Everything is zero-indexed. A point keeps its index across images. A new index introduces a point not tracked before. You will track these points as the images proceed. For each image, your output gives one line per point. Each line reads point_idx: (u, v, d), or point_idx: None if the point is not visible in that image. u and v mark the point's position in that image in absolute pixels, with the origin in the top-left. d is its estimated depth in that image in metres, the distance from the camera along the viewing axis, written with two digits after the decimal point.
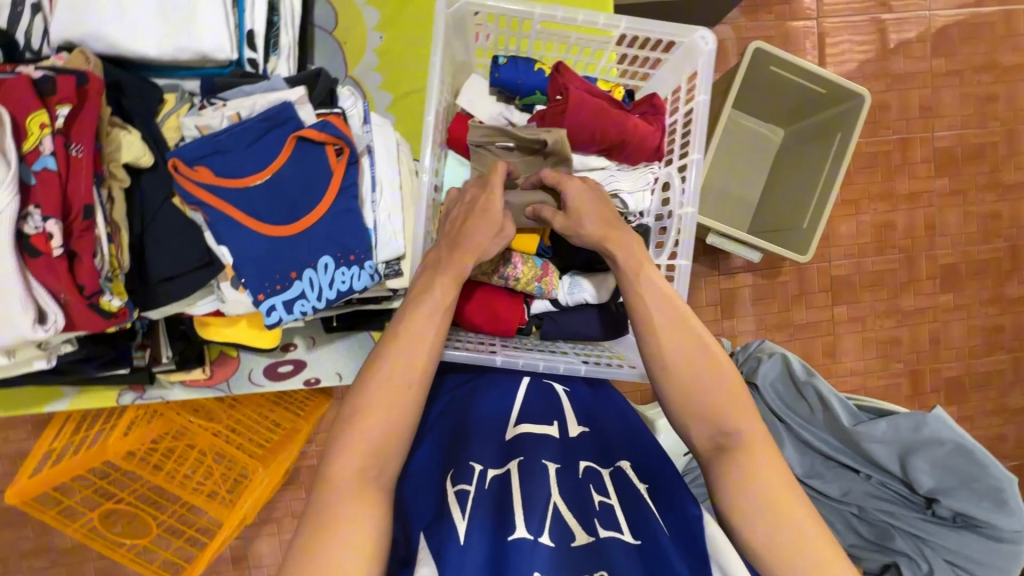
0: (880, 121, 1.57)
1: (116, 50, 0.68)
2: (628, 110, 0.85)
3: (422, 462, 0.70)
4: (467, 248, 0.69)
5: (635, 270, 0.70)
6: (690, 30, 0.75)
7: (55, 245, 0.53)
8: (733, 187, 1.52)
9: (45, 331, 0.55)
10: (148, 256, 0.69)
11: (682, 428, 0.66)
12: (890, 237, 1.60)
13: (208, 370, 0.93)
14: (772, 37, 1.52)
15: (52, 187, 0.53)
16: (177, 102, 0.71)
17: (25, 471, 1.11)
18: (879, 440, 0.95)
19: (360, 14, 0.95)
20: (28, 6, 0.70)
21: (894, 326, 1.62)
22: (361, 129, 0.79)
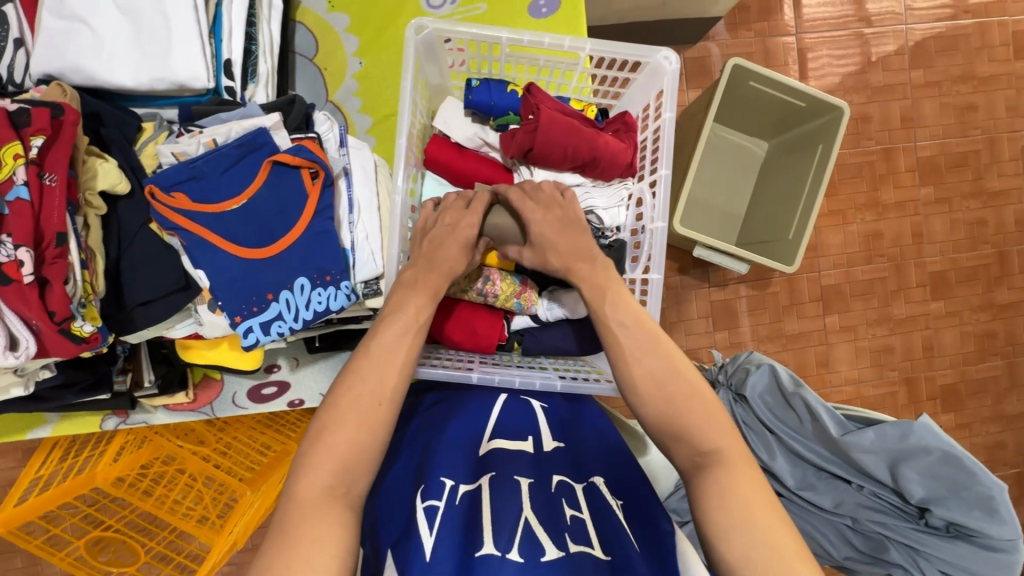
0: (862, 132, 1.60)
1: (96, 83, 0.70)
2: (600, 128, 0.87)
3: (395, 478, 0.71)
4: None
5: (602, 281, 0.72)
6: (654, 51, 0.77)
7: (26, 273, 0.54)
8: (718, 200, 1.53)
9: (16, 358, 0.56)
10: (124, 281, 0.69)
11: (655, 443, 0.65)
12: (878, 246, 1.61)
13: (191, 395, 0.93)
14: (753, 53, 1.55)
15: (25, 215, 0.54)
16: (156, 129, 0.73)
17: (11, 498, 1.10)
18: (868, 449, 0.91)
19: (339, 41, 0.98)
20: (11, 41, 0.72)
21: (886, 335, 1.62)
22: (337, 151, 0.80)
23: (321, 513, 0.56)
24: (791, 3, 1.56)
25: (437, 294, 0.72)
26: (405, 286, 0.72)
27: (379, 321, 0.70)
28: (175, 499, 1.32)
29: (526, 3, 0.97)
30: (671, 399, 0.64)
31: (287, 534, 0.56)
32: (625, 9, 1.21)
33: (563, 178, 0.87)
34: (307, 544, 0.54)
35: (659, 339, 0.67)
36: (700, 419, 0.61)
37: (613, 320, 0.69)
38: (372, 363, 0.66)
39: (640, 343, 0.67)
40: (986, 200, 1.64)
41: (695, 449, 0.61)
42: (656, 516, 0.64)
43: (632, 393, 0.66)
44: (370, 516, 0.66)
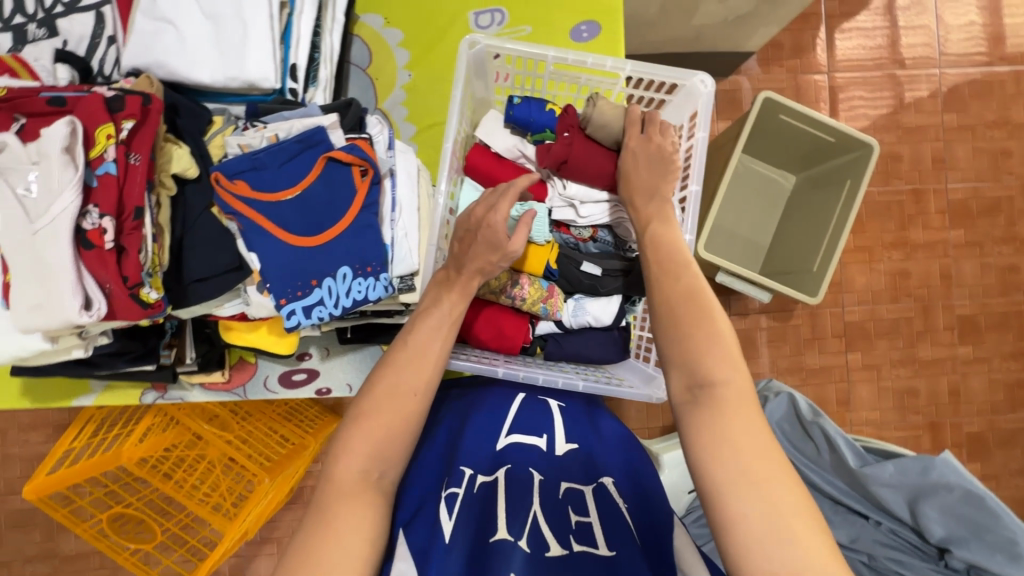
0: (891, 171, 1.61)
1: (176, 78, 0.77)
2: None
3: (417, 464, 0.73)
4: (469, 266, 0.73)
5: None
6: (690, 75, 0.81)
7: (108, 240, 0.60)
8: (744, 229, 1.55)
9: (90, 317, 0.60)
10: (184, 258, 0.75)
11: None
12: (905, 285, 1.60)
13: (226, 375, 0.98)
14: (785, 88, 1.59)
15: (111, 188, 0.61)
16: (224, 123, 0.80)
17: (44, 468, 1.15)
18: (887, 483, 1.02)
19: (392, 54, 1.05)
20: (105, 37, 0.80)
21: (911, 376, 1.60)
22: (385, 153, 0.85)
23: (350, 491, 0.59)
24: (825, 43, 1.60)
25: (469, 291, 0.75)
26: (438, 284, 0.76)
27: (416, 315, 0.74)
28: (193, 483, 1.37)
29: (569, 28, 1.03)
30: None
31: (319, 509, 0.59)
32: (662, 39, 1.27)
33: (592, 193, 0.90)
34: (338, 520, 0.58)
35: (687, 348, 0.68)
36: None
37: None
38: (408, 352, 0.69)
39: None
40: (1019, 247, 1.63)
41: None
42: (660, 519, 0.64)
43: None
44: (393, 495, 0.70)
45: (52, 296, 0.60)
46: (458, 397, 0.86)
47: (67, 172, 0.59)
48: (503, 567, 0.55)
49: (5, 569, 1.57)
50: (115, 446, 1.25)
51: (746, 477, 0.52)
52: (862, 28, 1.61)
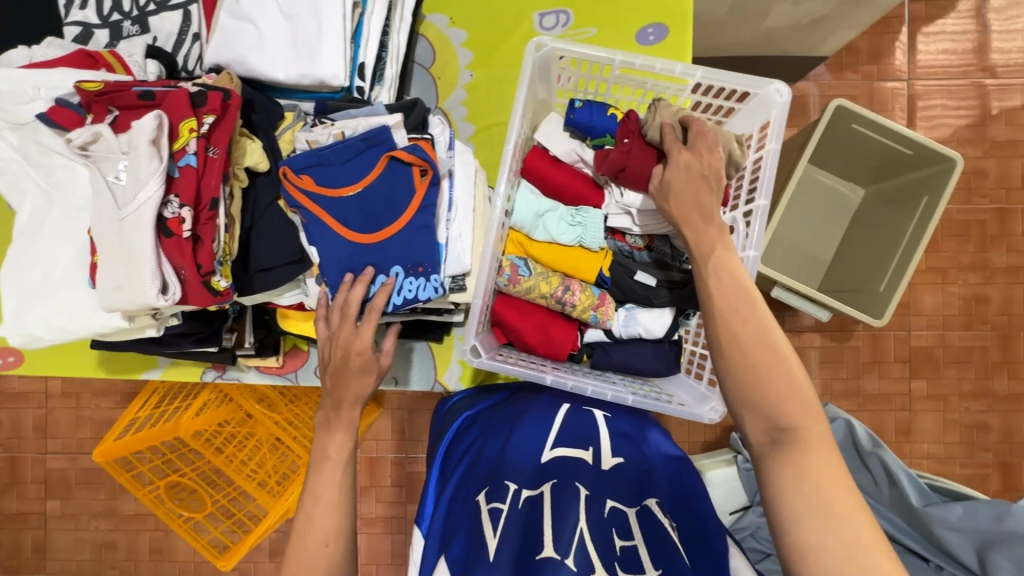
0: (974, 188, 1.49)
1: (253, 75, 0.80)
2: None
3: (458, 478, 0.74)
4: None
5: None
6: (765, 83, 0.77)
7: (185, 229, 0.63)
8: (805, 243, 1.48)
9: (166, 300, 0.64)
10: (251, 248, 0.78)
11: None
12: (982, 312, 1.48)
13: (281, 359, 1.03)
14: (859, 95, 1.50)
15: (191, 180, 0.64)
16: (295, 119, 0.82)
17: (112, 433, 1.24)
18: (953, 527, 0.95)
19: (454, 54, 1.06)
20: (190, 34, 0.84)
21: (982, 411, 1.48)
22: (446, 154, 0.87)
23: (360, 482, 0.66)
24: (906, 48, 1.50)
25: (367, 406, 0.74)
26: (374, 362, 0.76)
27: None
28: (242, 460, 1.44)
29: (634, 30, 1.01)
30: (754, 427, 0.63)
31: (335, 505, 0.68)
32: (729, 42, 1.22)
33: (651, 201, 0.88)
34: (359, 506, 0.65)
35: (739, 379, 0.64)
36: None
37: None
38: None
39: None
40: None
41: None
42: (712, 538, 0.61)
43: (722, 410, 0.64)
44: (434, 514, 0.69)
45: (133, 279, 0.63)
46: (489, 408, 0.89)
47: (152, 163, 0.62)
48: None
49: (72, 522, 1.70)
50: (174, 418, 1.32)
51: (820, 508, 0.55)
52: (949, 32, 1.49)
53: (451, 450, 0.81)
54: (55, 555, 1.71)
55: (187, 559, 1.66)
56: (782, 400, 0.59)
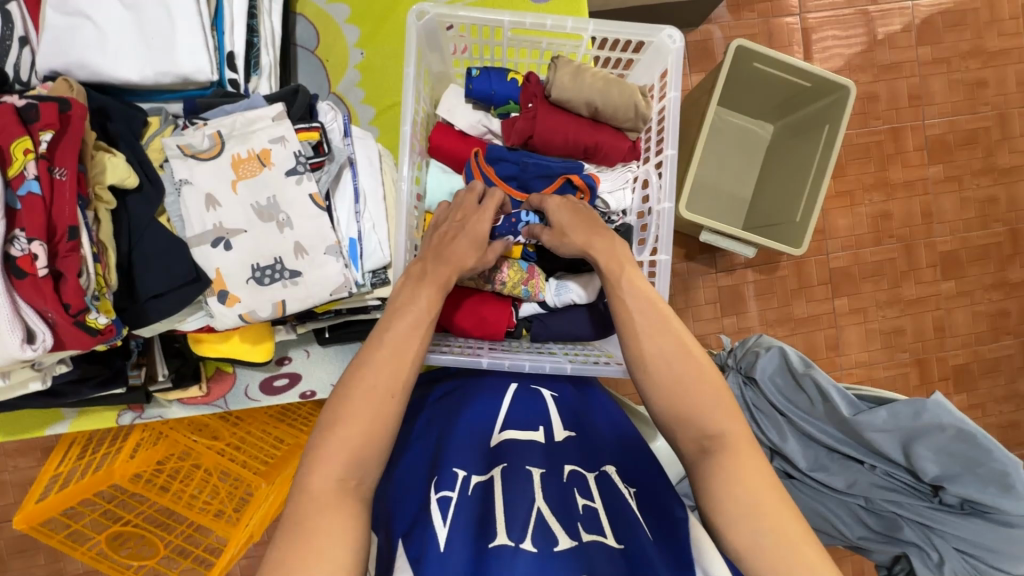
0: (869, 112, 1.58)
1: (100, 78, 0.70)
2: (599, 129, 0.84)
3: (405, 470, 0.71)
4: (450, 258, 0.73)
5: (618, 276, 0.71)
6: (657, 30, 0.75)
7: (40, 266, 0.55)
8: (726, 185, 1.52)
9: (34, 351, 0.56)
10: (136, 275, 0.69)
11: (668, 434, 0.64)
12: (888, 226, 1.59)
13: (204, 388, 0.94)
14: (757, 34, 1.53)
15: (37, 210, 0.55)
16: (163, 123, 0.74)
17: (31, 496, 1.11)
18: (880, 428, 0.93)
19: (340, 32, 0.98)
20: (16, 39, 0.72)
21: (897, 316, 1.61)
22: (342, 141, 0.80)
23: (328, 502, 0.56)
24: None
25: (446, 284, 0.72)
26: (413, 280, 0.73)
27: (388, 312, 0.70)
28: (192, 494, 1.33)
29: None
30: (681, 379, 0.64)
31: (294, 529, 0.55)
32: None
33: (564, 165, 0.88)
34: (321, 535, 0.55)
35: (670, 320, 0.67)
36: (712, 412, 0.62)
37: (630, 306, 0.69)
38: (387, 352, 0.66)
39: (647, 332, 0.66)
40: (997, 178, 1.62)
41: (709, 439, 0.61)
42: (671, 504, 0.63)
43: (643, 375, 0.65)
44: (382, 504, 0.67)
45: None
46: (442, 395, 0.83)
47: None
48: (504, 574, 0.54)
49: None
50: (105, 465, 1.21)
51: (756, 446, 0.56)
52: None
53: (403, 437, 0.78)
54: None
55: None
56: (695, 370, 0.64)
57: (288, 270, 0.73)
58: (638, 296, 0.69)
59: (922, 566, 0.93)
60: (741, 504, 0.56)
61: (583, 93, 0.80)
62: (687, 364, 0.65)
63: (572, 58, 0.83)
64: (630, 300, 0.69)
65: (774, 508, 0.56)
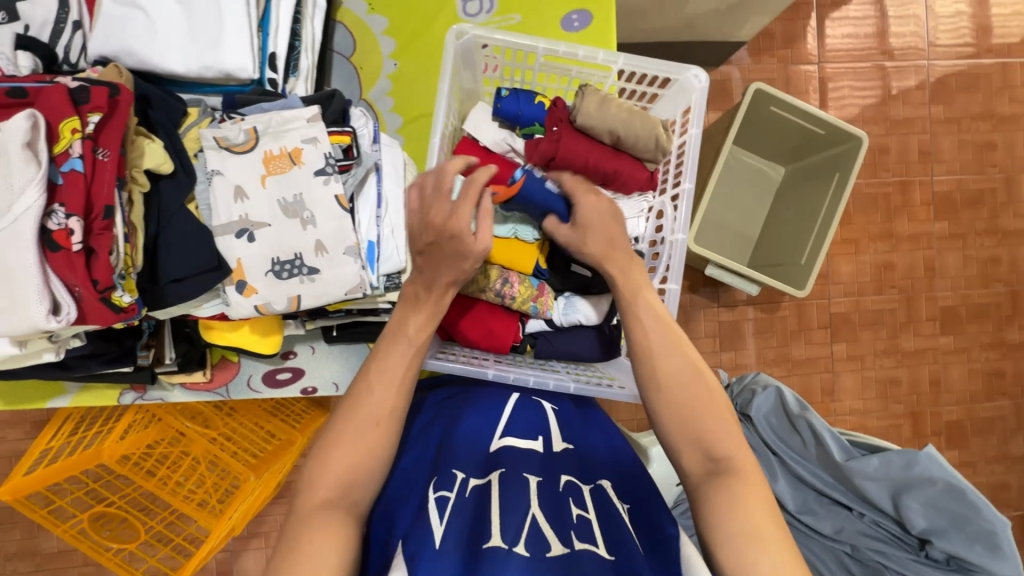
0: (879, 163, 1.61)
1: (146, 67, 0.73)
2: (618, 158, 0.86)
3: (406, 470, 0.71)
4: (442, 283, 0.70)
5: (633, 293, 0.72)
6: (684, 69, 0.79)
7: (75, 241, 0.57)
8: (734, 222, 1.55)
9: (58, 323, 0.58)
10: (159, 257, 0.71)
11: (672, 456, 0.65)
12: (890, 277, 1.62)
13: (208, 374, 0.95)
14: (775, 79, 1.58)
15: (78, 187, 0.57)
16: (200, 115, 0.76)
17: (21, 467, 1.10)
18: (871, 476, 1.06)
19: (376, 42, 1.02)
20: (70, 22, 0.75)
21: (894, 366, 1.62)
22: (370, 147, 0.82)
23: None
24: (815, 32, 1.58)
25: (440, 309, 0.71)
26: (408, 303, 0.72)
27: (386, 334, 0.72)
28: (178, 479, 1.33)
29: (559, 17, 1.02)
30: (691, 404, 0.65)
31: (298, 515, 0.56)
32: (654, 28, 1.25)
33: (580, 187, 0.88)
34: None
35: (680, 342, 0.69)
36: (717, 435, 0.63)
37: (647, 328, 0.70)
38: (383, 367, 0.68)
39: (661, 350, 0.68)
40: (1000, 239, 1.64)
41: (716, 463, 0.62)
42: (663, 520, 0.64)
43: (655, 394, 0.67)
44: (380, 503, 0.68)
45: (17, 301, 0.56)
46: (441, 400, 0.84)
47: (29, 169, 0.56)
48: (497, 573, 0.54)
49: None
50: (95, 443, 1.21)
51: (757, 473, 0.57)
52: (852, 15, 1.59)
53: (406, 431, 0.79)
54: None
55: None
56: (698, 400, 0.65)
57: (307, 266, 0.75)
58: (648, 314, 0.71)
59: None
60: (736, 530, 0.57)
61: (608, 121, 0.82)
62: (697, 386, 0.66)
63: (600, 88, 0.86)
64: (647, 322, 0.70)
65: (771, 536, 0.57)
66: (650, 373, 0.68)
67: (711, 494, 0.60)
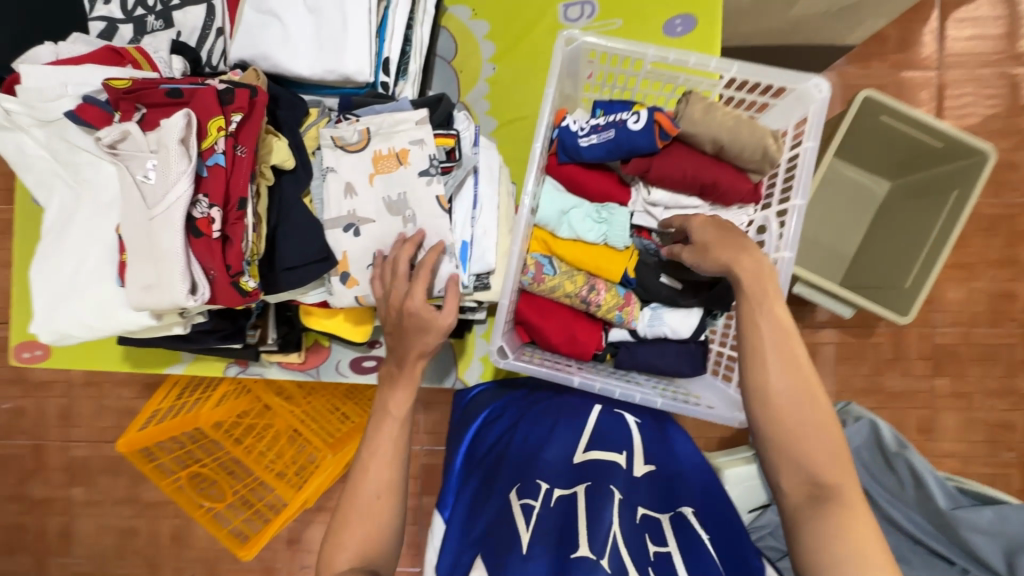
0: (1004, 181, 1.45)
1: (278, 70, 0.79)
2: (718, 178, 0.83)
3: (490, 481, 0.71)
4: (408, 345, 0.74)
5: (759, 297, 0.65)
6: (804, 78, 0.73)
7: (215, 229, 0.63)
8: (831, 240, 1.44)
9: (195, 301, 0.63)
10: (276, 247, 0.76)
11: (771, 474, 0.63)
12: (1010, 309, 1.45)
13: (302, 356, 1.02)
14: (885, 85, 1.45)
15: (220, 179, 0.63)
16: (319, 115, 0.81)
17: (136, 424, 1.23)
18: (981, 530, 0.97)
19: (477, 47, 1.04)
20: (214, 30, 0.83)
21: (1007, 410, 1.45)
22: (471, 150, 0.84)
23: None
24: (936, 35, 1.45)
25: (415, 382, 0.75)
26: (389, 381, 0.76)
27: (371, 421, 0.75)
28: (261, 449, 1.45)
29: (662, 22, 1.00)
30: (800, 426, 0.62)
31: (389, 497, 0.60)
32: (754, 31, 1.20)
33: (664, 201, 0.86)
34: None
35: (797, 361, 0.64)
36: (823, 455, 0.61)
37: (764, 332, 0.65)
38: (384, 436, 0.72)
39: (773, 366, 0.64)
40: None
41: (821, 487, 0.60)
42: (746, 552, 0.60)
43: (761, 406, 0.63)
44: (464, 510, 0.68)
45: (165, 279, 0.63)
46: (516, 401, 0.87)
47: (182, 162, 0.62)
48: None
49: (97, 509, 1.73)
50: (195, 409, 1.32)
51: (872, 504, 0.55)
52: (978, 15, 1.44)
53: (477, 443, 0.80)
54: (81, 540, 1.74)
55: (208, 546, 1.70)
56: (813, 435, 0.61)
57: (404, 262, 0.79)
58: (768, 327, 0.65)
59: None
60: (838, 554, 0.57)
61: (711, 130, 0.79)
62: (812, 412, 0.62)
63: (706, 95, 0.83)
64: (765, 328, 0.65)
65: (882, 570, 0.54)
66: (771, 427, 0.63)
67: (812, 518, 0.59)
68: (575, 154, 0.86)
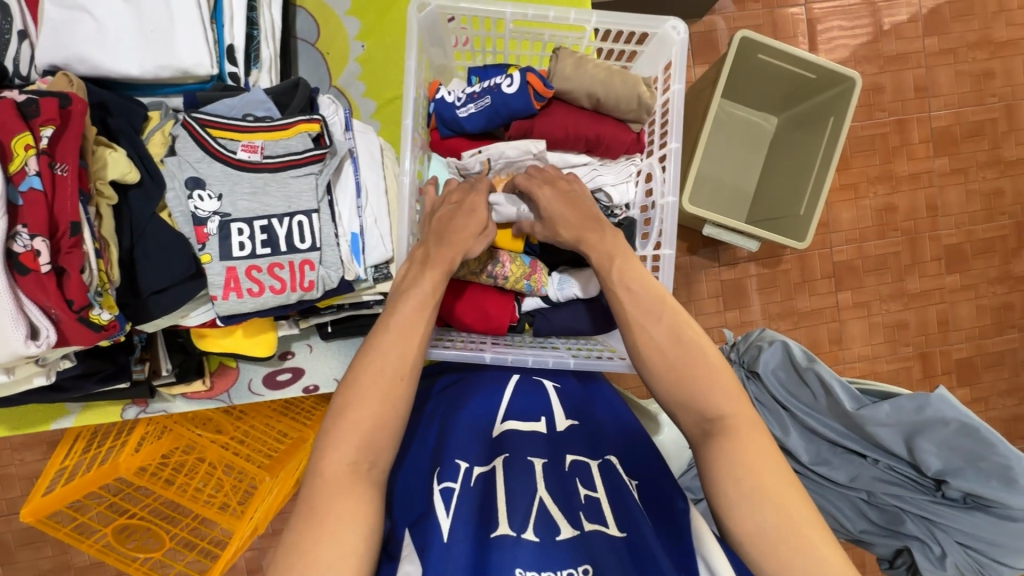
0: (873, 103, 1.48)
1: (99, 72, 0.70)
2: (596, 133, 0.83)
3: (411, 468, 0.68)
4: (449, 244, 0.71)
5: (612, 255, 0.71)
6: (662, 21, 0.76)
7: (43, 263, 0.55)
8: (731, 177, 1.46)
9: (38, 347, 0.57)
10: (137, 270, 0.70)
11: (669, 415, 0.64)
12: (892, 219, 1.50)
13: (208, 382, 0.93)
14: (761, 25, 1.45)
15: (39, 207, 0.55)
16: (162, 118, 0.74)
17: (37, 488, 1.01)
18: (884, 423, 0.90)
19: (341, 25, 0.97)
20: (15, 33, 0.72)
21: (901, 309, 1.51)
22: (343, 135, 0.80)
23: (336, 488, 0.54)
24: None
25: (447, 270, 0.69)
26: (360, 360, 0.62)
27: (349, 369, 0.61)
28: (196, 487, 1.17)
29: None
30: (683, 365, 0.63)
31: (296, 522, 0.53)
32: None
33: (509, 154, 0.81)
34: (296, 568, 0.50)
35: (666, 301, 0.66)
36: (716, 392, 0.60)
37: (634, 288, 0.68)
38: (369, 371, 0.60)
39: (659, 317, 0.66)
40: (1003, 170, 1.52)
41: (710, 422, 0.60)
42: (673, 496, 0.63)
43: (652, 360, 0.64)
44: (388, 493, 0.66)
45: None
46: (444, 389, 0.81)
47: None
48: (508, 566, 0.53)
49: None
50: (109, 458, 1.10)
51: None
52: None
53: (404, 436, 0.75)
54: None
55: None
56: (709, 383, 0.61)
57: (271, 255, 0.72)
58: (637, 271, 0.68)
59: (923, 561, 0.91)
60: (740, 482, 0.55)
61: (585, 84, 0.79)
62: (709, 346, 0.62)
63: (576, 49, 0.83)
64: (627, 284, 0.68)
65: (777, 492, 0.55)
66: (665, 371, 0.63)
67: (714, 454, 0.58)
68: (457, 126, 0.83)
